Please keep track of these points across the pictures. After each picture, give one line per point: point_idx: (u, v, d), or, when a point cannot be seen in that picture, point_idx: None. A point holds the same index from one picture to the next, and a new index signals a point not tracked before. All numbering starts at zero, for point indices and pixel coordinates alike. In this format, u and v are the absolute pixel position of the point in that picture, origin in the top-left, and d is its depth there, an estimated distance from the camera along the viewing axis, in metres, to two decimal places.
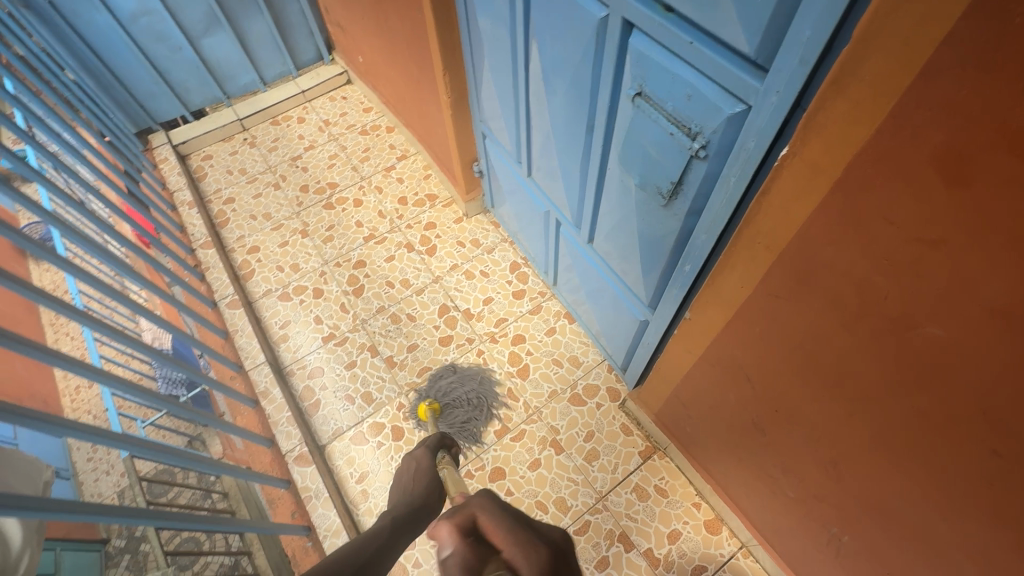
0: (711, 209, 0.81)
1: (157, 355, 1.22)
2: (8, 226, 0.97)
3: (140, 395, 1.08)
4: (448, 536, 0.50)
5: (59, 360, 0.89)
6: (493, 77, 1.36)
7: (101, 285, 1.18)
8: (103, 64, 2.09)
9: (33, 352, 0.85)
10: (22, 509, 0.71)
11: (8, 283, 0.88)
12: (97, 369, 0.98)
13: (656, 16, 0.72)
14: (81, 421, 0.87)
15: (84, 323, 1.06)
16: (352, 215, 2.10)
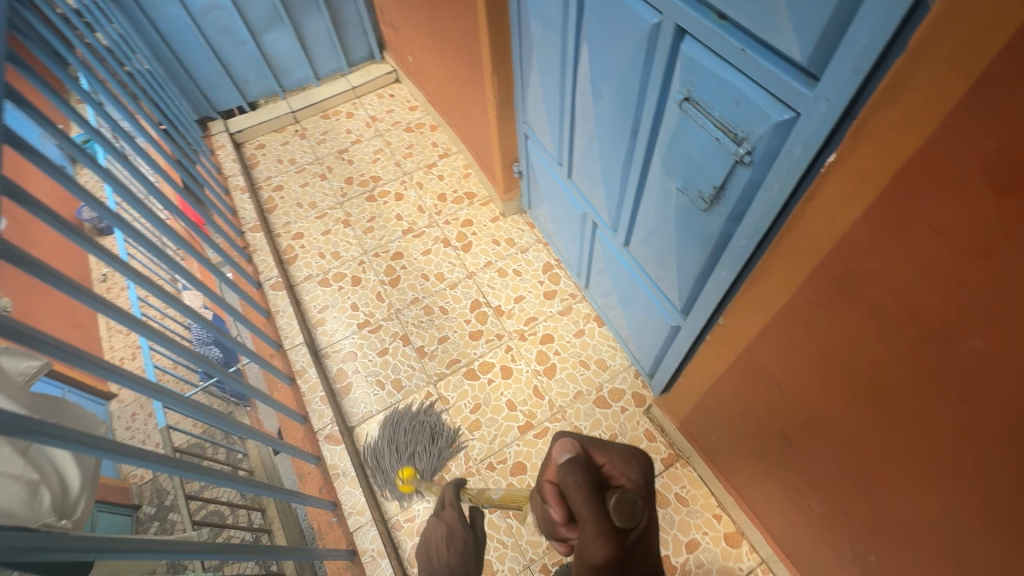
0: (752, 215, 0.82)
1: (198, 319, 1.28)
2: (69, 179, 1.03)
3: (173, 349, 1.13)
4: (569, 448, 0.61)
5: (102, 305, 0.93)
6: (541, 79, 1.40)
7: (151, 247, 1.26)
8: (173, 54, 2.23)
9: (91, 304, 0.91)
10: (93, 451, 0.70)
11: (63, 230, 0.93)
12: (136, 320, 1.02)
13: (709, 23, 0.74)
14: (128, 370, 0.88)
15: (128, 276, 1.11)
16: (393, 208, 2.16)
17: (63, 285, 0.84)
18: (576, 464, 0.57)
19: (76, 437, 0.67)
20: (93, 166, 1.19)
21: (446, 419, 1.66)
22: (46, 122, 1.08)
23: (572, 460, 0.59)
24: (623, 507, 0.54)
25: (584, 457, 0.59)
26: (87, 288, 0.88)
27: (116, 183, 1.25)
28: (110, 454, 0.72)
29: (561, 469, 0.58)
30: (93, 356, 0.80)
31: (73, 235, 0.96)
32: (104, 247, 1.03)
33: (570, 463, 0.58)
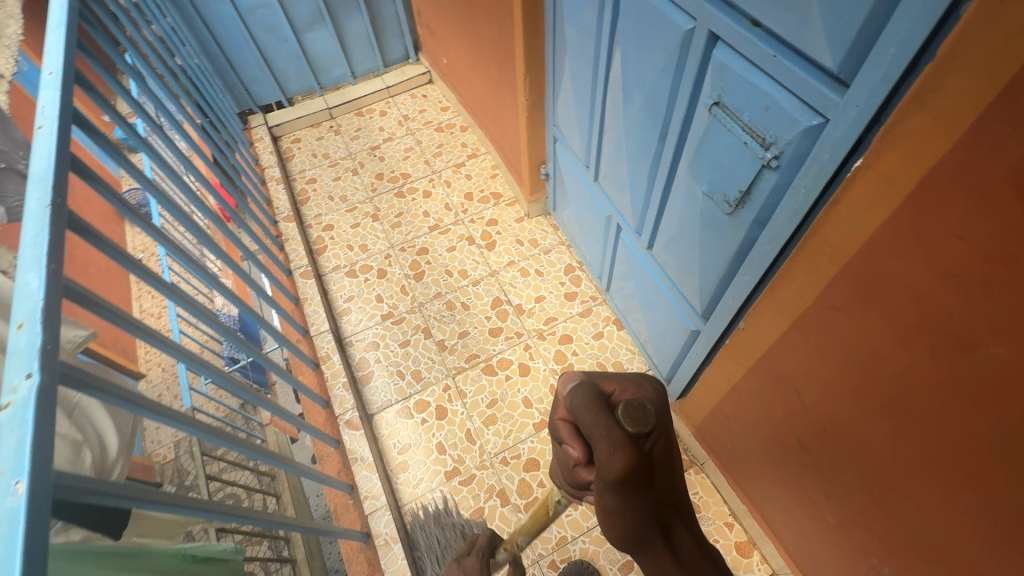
0: (776, 220, 0.83)
1: (220, 286, 1.34)
2: (113, 146, 1.09)
3: (200, 317, 1.16)
4: (577, 376, 0.57)
5: (139, 270, 0.96)
6: (572, 82, 1.43)
7: (182, 215, 1.33)
8: (220, 49, 2.33)
9: (134, 270, 0.96)
10: (128, 403, 0.73)
11: (109, 197, 0.97)
12: (167, 285, 1.06)
13: (743, 30, 0.75)
14: (163, 334, 0.91)
15: (161, 242, 1.16)
16: (421, 205, 2.22)
17: (112, 250, 0.89)
18: (586, 389, 0.54)
19: (114, 389, 0.69)
20: (132, 135, 1.26)
21: (462, 412, 1.69)
22: (98, 96, 1.14)
23: (580, 388, 0.55)
24: (632, 414, 0.50)
25: (592, 382, 0.55)
26: (134, 256, 0.94)
27: (154, 153, 1.33)
28: (150, 411, 0.76)
29: (570, 398, 0.54)
30: (134, 318, 0.83)
31: (120, 205, 1.01)
32: (141, 213, 1.07)
33: (579, 389, 0.54)
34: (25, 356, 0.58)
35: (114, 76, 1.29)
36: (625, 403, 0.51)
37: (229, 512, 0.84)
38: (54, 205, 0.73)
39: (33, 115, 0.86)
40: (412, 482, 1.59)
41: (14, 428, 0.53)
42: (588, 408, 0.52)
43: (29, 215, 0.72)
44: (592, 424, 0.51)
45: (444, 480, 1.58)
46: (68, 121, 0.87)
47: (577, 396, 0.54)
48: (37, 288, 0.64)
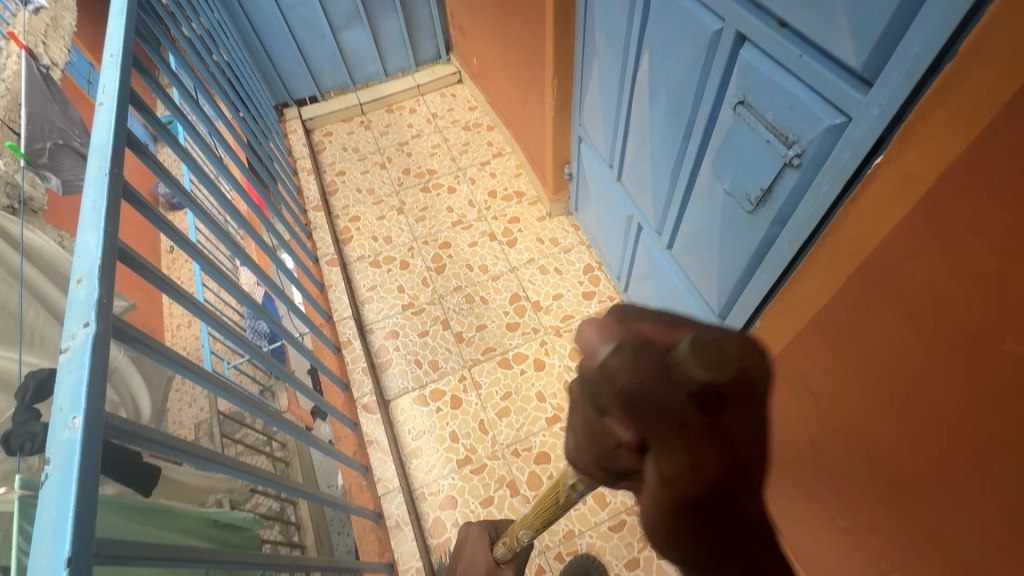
0: (796, 218, 0.84)
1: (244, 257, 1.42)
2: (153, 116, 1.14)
3: (218, 277, 1.20)
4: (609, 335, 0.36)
5: (174, 234, 1.01)
6: (600, 81, 1.45)
7: (208, 180, 1.44)
8: (261, 43, 2.42)
9: (170, 236, 1.02)
10: (161, 356, 0.76)
11: (153, 168, 1.03)
12: (193, 246, 1.10)
13: (770, 30, 0.77)
14: (194, 299, 0.94)
15: (189, 207, 1.24)
16: (445, 201, 2.26)
17: (154, 217, 0.95)
18: (630, 351, 0.34)
19: (148, 341, 0.73)
20: (168, 101, 1.39)
21: (477, 403, 1.72)
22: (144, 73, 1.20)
23: (617, 351, 0.35)
24: (709, 355, 0.32)
25: (634, 342, 0.35)
26: (173, 223, 1.00)
27: (185, 121, 1.47)
28: (182, 367, 0.80)
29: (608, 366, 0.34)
30: (172, 281, 0.88)
31: (161, 174, 1.09)
32: (178, 181, 1.17)
33: (622, 355, 0.34)
34: (84, 306, 0.63)
35: (162, 54, 1.41)
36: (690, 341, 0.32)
37: (252, 472, 0.87)
38: (113, 173, 0.79)
39: (95, 93, 0.93)
40: (424, 468, 1.62)
41: (73, 369, 0.58)
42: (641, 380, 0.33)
43: (90, 182, 0.78)
44: (655, 419, 0.33)
45: (455, 468, 1.61)
46: (126, 98, 0.94)
47: (616, 364, 0.34)
48: (96, 247, 0.69)
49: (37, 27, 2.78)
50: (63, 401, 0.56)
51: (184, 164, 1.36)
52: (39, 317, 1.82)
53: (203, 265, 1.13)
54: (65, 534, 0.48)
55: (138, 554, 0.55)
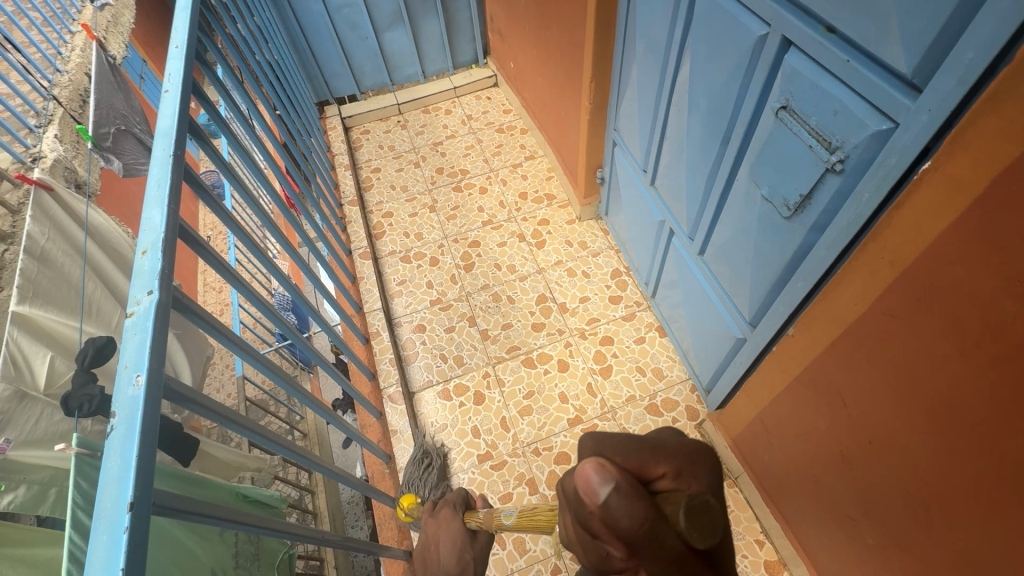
0: (835, 224, 0.84)
1: (281, 238, 1.46)
2: (208, 102, 1.19)
3: (252, 251, 1.23)
4: (599, 473, 0.41)
5: (218, 210, 1.05)
6: (638, 86, 1.46)
7: (245, 154, 1.45)
8: (306, 42, 2.50)
9: (213, 210, 1.04)
10: (207, 324, 0.80)
11: (207, 149, 1.10)
12: (234, 221, 1.14)
13: (817, 35, 0.78)
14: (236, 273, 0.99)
15: (226, 175, 1.24)
16: (476, 201, 2.30)
17: (205, 196, 1.01)
18: (629, 495, 0.40)
19: (196, 309, 0.77)
20: (214, 80, 1.41)
21: (499, 399, 1.73)
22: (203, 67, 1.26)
23: (616, 491, 0.40)
24: (698, 521, 0.41)
25: (629, 482, 0.40)
26: (219, 199, 1.04)
27: (229, 98, 1.49)
28: (224, 337, 0.84)
29: (610, 512, 0.40)
30: (223, 259, 0.93)
31: (212, 155, 1.13)
32: (222, 156, 1.17)
33: (622, 501, 0.40)
34: (147, 275, 0.67)
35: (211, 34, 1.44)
36: (685, 512, 0.41)
37: (285, 445, 0.90)
38: (175, 155, 0.84)
39: (161, 80, 0.98)
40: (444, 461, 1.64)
41: (137, 333, 0.62)
42: (636, 520, 0.39)
43: (155, 162, 0.83)
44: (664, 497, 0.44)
45: (476, 462, 1.62)
46: (188, 86, 0.99)
47: (617, 508, 0.40)
48: (159, 222, 0.74)
49: (99, 23, 2.96)
50: (128, 360, 0.60)
51: (226, 137, 1.35)
52: (98, 289, 1.90)
53: (241, 239, 1.16)
54: (127, 482, 0.52)
55: (176, 507, 0.58)
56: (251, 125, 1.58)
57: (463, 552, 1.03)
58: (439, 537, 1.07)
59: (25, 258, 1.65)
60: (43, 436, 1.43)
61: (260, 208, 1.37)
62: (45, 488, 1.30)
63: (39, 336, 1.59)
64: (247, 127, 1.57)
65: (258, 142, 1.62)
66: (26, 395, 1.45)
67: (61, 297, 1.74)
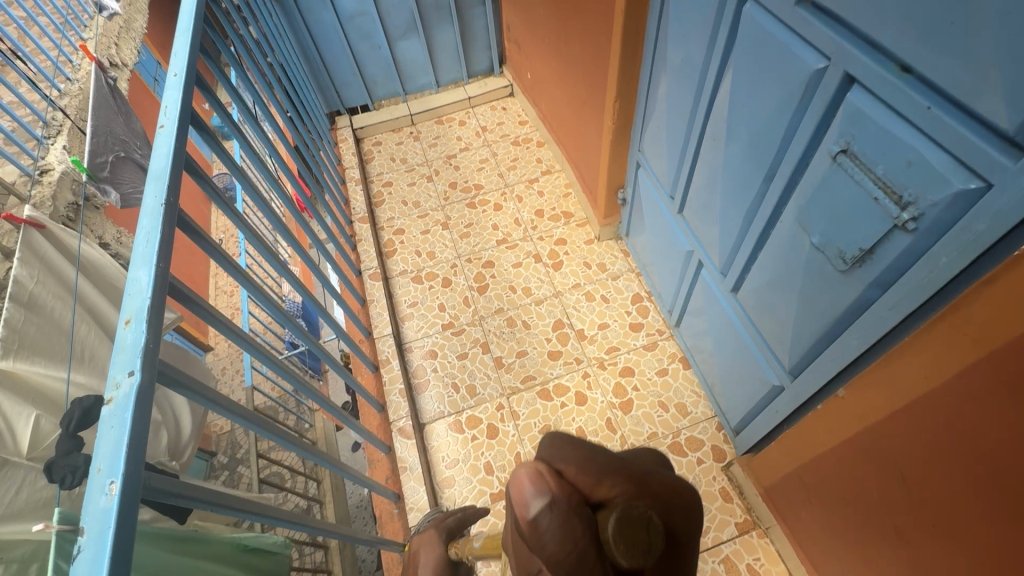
0: (902, 286, 0.75)
1: (297, 285, 1.33)
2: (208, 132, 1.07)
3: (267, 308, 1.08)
4: (532, 480, 0.37)
5: (216, 254, 0.92)
6: (668, 108, 1.36)
7: (262, 202, 1.29)
8: (318, 52, 2.43)
9: (216, 260, 0.94)
10: (202, 398, 0.70)
11: (198, 180, 0.97)
12: (241, 272, 0.99)
13: (890, 75, 0.68)
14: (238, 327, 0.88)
15: (240, 228, 1.08)
16: (491, 218, 2.21)
17: (209, 247, 0.92)
18: (561, 513, 0.36)
19: (192, 384, 0.68)
20: (227, 120, 1.25)
21: (514, 434, 1.65)
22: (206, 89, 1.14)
23: (548, 510, 0.36)
24: (630, 540, 0.35)
25: (566, 498, 0.37)
26: (229, 254, 0.94)
27: (243, 139, 1.33)
28: (225, 409, 0.75)
29: (538, 529, 0.36)
30: (225, 318, 0.84)
31: (216, 199, 1.01)
32: (232, 204, 1.03)
33: (553, 518, 0.36)
34: (130, 352, 0.60)
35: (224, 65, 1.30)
36: (615, 523, 0.35)
37: (289, 521, 0.81)
38: (167, 203, 0.76)
39: (157, 115, 0.91)
40: (455, 498, 1.56)
41: (113, 426, 0.55)
42: (564, 541, 0.36)
43: (145, 211, 0.75)
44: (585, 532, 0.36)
45: (488, 501, 1.54)
46: (186, 122, 0.91)
47: (548, 526, 0.36)
48: (146, 284, 0.66)
49: (112, 27, 2.89)
50: (102, 462, 0.52)
51: (239, 183, 1.22)
52: (90, 332, 1.85)
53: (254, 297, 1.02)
54: None
55: None
56: (267, 165, 1.41)
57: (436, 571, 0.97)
58: (420, 559, 1.01)
59: (11, 307, 1.61)
60: (24, 506, 1.42)
61: (276, 261, 1.26)
62: (24, 566, 1.30)
63: (19, 393, 1.56)
64: (262, 168, 1.40)
65: (273, 182, 1.46)
66: (6, 461, 1.45)
67: (49, 345, 1.72)
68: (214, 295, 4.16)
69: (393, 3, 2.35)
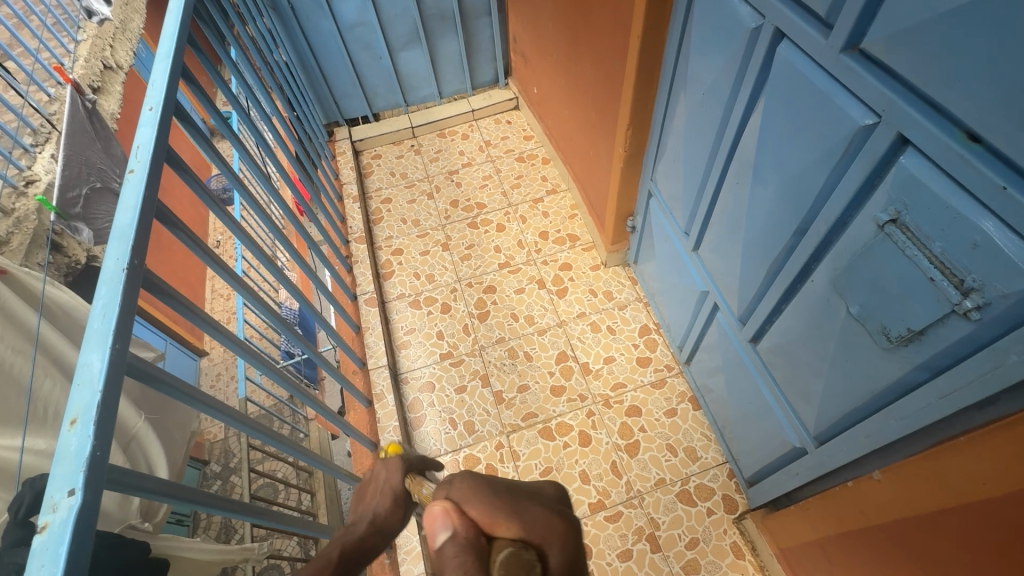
0: (962, 376, 0.66)
1: (296, 336, 1.23)
2: (197, 180, 0.96)
3: (262, 370, 1.02)
4: (449, 518, 0.48)
5: (201, 323, 0.83)
6: (686, 141, 1.27)
7: (262, 253, 1.20)
8: (317, 63, 2.34)
9: (204, 329, 0.85)
10: (167, 497, 0.62)
11: (180, 236, 0.86)
12: (235, 339, 0.92)
13: (955, 143, 0.59)
14: (216, 398, 0.80)
15: (238, 290, 1.03)
16: (493, 239, 2.13)
17: (194, 317, 0.83)
18: (462, 542, 0.47)
19: (152, 485, 0.60)
20: (226, 169, 1.15)
21: (513, 476, 1.57)
22: (195, 129, 1.04)
23: (451, 538, 0.47)
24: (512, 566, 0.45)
25: (467, 533, 0.47)
26: (216, 322, 0.86)
27: (245, 190, 1.22)
28: (192, 503, 0.66)
29: (441, 557, 0.46)
30: (199, 391, 0.75)
31: (208, 258, 0.93)
32: (229, 267, 0.98)
33: (453, 548, 0.46)
34: (72, 462, 0.51)
35: (214, 100, 1.15)
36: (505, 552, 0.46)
37: None
38: (130, 268, 0.67)
39: (126, 157, 0.80)
40: None
41: (45, 564, 0.46)
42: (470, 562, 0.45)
43: (103, 279, 0.66)
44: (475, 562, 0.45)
45: None
46: (160, 164, 0.81)
47: (449, 553, 0.46)
48: (98, 372, 0.57)
49: (107, 30, 2.83)
50: None
51: (238, 239, 1.12)
52: (55, 388, 1.73)
53: (246, 360, 0.95)
54: None
55: None
56: (268, 214, 1.30)
57: (395, 497, 0.82)
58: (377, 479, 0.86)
59: None
60: None
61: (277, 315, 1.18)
62: None
63: None
64: (265, 218, 1.29)
65: (277, 233, 1.35)
66: None
67: (7, 409, 1.61)
68: (211, 298, 4.10)
69: (396, 13, 2.27)
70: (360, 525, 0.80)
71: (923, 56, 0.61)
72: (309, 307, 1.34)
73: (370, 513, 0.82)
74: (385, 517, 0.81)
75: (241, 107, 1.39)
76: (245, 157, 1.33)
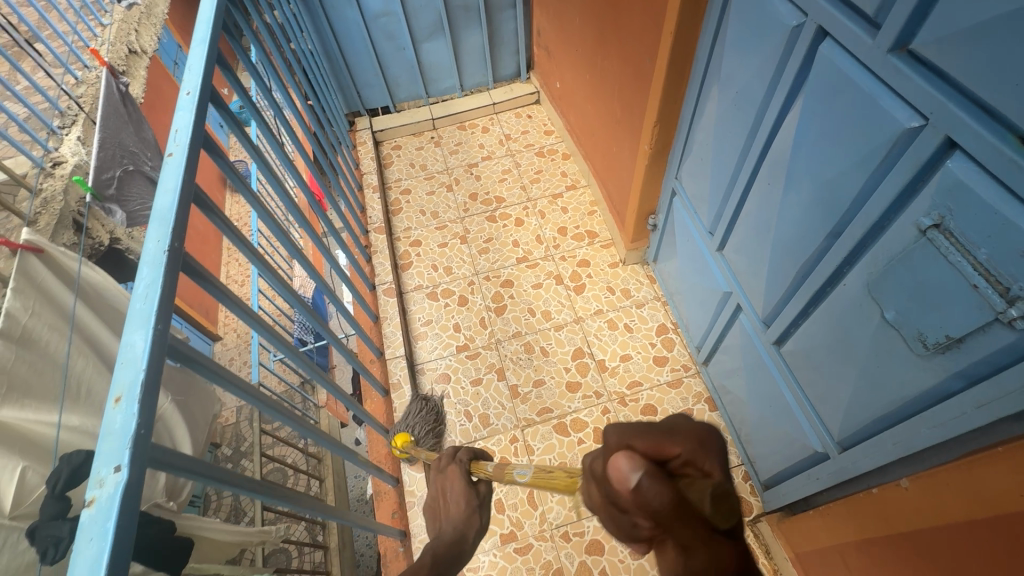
0: (1002, 387, 0.64)
1: (312, 317, 1.23)
2: (220, 153, 0.95)
3: (281, 348, 1.02)
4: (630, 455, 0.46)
5: (227, 301, 0.83)
6: (715, 140, 1.26)
7: (279, 228, 1.20)
8: (340, 53, 2.35)
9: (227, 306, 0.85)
10: (203, 478, 0.63)
11: (207, 214, 0.86)
12: (259, 320, 0.93)
13: (1008, 147, 0.57)
14: (242, 379, 0.80)
15: (256, 263, 1.03)
16: (511, 234, 2.12)
17: (218, 293, 0.83)
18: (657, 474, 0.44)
19: (188, 465, 0.60)
20: (248, 144, 1.15)
21: None
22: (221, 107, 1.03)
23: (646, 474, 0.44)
24: (722, 505, 0.43)
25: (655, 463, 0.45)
26: (240, 298, 0.86)
27: (263, 161, 1.21)
28: (224, 482, 0.67)
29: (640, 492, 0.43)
30: (230, 374, 0.76)
31: (233, 236, 0.93)
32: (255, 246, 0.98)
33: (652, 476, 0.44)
34: (118, 439, 0.52)
35: (242, 81, 1.15)
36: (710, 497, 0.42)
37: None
38: (171, 250, 0.68)
39: (164, 141, 0.81)
40: None
41: (93, 539, 0.47)
42: (674, 515, 0.42)
43: (145, 259, 0.67)
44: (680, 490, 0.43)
45: (498, 543, 1.47)
46: (198, 148, 0.82)
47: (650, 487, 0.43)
48: (141, 352, 0.58)
49: (133, 15, 2.88)
50: None
51: (255, 211, 1.11)
52: (87, 367, 1.79)
53: (266, 338, 0.95)
54: None
55: None
56: (287, 189, 1.29)
57: (468, 499, 1.01)
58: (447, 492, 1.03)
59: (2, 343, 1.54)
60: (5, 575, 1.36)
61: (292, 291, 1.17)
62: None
63: (15, 443, 1.50)
64: (284, 195, 1.29)
65: (296, 212, 1.35)
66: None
67: (42, 384, 1.65)
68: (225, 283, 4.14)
69: (420, 5, 2.27)
70: (449, 531, 0.97)
71: (977, 60, 0.59)
72: (322, 284, 1.35)
73: (452, 523, 0.99)
74: (465, 521, 0.98)
75: (263, 84, 1.38)
76: (264, 133, 1.33)
